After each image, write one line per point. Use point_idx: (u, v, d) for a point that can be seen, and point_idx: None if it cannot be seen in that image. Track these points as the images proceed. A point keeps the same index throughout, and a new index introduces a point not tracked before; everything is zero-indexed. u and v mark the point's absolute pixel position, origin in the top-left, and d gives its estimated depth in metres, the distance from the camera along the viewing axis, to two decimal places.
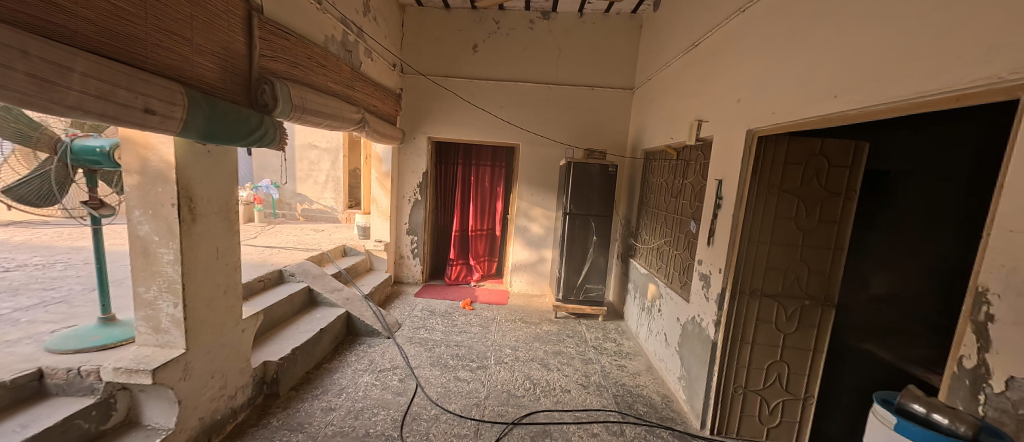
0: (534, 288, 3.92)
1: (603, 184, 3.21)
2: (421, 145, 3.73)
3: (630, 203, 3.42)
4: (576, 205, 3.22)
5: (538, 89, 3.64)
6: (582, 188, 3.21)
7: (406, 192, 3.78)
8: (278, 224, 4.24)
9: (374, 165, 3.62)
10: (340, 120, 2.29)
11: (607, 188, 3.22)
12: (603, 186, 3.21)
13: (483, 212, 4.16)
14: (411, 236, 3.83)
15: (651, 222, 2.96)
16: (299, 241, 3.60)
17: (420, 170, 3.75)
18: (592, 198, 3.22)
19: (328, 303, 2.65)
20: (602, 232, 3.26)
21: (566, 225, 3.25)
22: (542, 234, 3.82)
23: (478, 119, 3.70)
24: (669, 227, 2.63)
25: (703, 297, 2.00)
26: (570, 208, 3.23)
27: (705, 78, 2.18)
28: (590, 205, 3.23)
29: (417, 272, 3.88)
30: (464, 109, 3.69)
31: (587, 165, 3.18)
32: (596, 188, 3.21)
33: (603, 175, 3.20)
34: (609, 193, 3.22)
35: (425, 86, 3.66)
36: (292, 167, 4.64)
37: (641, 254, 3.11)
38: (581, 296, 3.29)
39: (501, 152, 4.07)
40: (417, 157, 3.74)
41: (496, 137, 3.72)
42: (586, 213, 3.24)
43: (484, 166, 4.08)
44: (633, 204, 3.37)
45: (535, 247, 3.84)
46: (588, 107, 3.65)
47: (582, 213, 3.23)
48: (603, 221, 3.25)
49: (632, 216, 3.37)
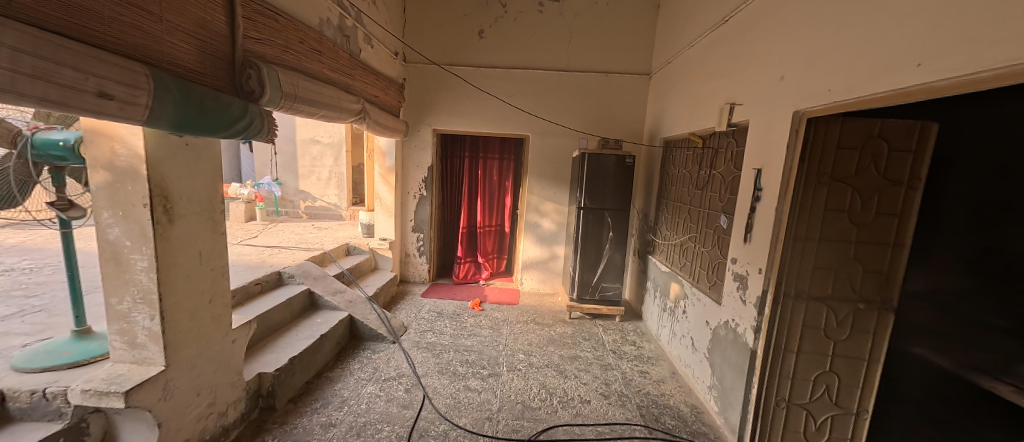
0: (546, 287, 3.74)
1: (620, 176, 3.01)
2: (426, 138, 3.55)
3: (648, 196, 3.21)
4: (591, 198, 3.02)
5: (548, 76, 3.43)
6: (597, 180, 3.00)
7: (410, 188, 3.62)
8: (281, 223, 4.11)
9: (377, 159, 3.45)
10: (338, 111, 2.11)
11: (623, 180, 3.01)
12: (620, 178, 3.01)
13: (491, 207, 3.97)
14: (417, 233, 3.67)
15: (673, 216, 2.75)
16: (302, 240, 3.46)
17: (425, 164, 3.58)
18: (608, 191, 3.01)
19: (330, 307, 2.50)
20: (619, 227, 3.06)
21: (581, 220, 3.06)
22: (554, 230, 3.64)
23: (485, 110, 3.50)
24: (694, 222, 2.42)
25: (739, 300, 1.80)
26: (585, 202, 3.03)
27: (738, 56, 1.95)
28: (605, 199, 3.03)
29: (424, 271, 3.73)
30: (470, 100, 3.50)
31: (602, 156, 2.98)
32: (612, 180, 3.01)
33: (620, 166, 2.99)
34: (625, 185, 3.02)
35: (429, 76, 3.47)
36: (294, 163, 4.50)
37: (662, 251, 2.90)
38: (597, 295, 3.10)
39: (510, 144, 3.87)
40: (422, 150, 3.57)
41: (504, 128, 3.52)
42: (601, 208, 3.04)
43: (492, 158, 3.89)
44: (651, 197, 3.15)
45: (546, 244, 3.66)
46: (601, 94, 3.43)
47: (597, 207, 3.03)
48: (619, 215, 3.05)
49: (650, 210, 3.16)
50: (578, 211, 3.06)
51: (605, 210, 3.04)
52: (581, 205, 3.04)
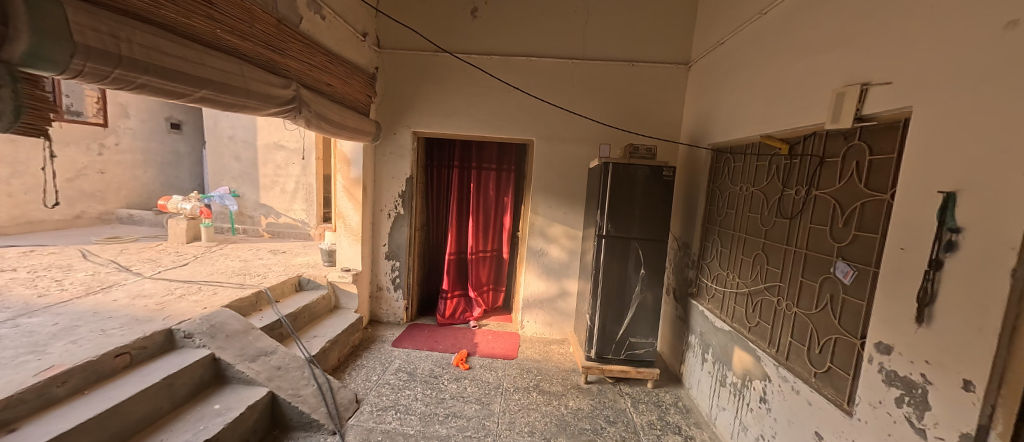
0: (553, 332, 2.96)
1: (654, 193, 2.24)
2: (404, 142, 2.83)
3: (689, 221, 2.45)
4: (615, 222, 2.26)
5: (559, 66, 2.72)
6: (624, 199, 2.24)
7: (384, 204, 2.88)
8: (230, 245, 3.38)
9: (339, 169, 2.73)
10: (244, 96, 1.38)
11: (659, 199, 2.24)
12: (654, 195, 2.24)
13: (486, 229, 3.22)
14: (391, 261, 2.92)
15: (733, 252, 1.97)
16: (242, 269, 2.71)
17: (403, 175, 2.85)
18: (638, 214, 2.25)
19: (243, 381, 1.73)
20: (652, 263, 2.29)
21: (602, 252, 2.30)
22: (564, 259, 2.87)
23: (478, 109, 2.79)
24: (776, 266, 1.64)
25: (904, 426, 1.01)
26: (608, 228, 2.27)
27: (871, 10, 1.21)
28: (633, 225, 2.26)
29: (399, 309, 2.97)
30: (460, 96, 2.79)
31: (631, 168, 2.23)
32: (644, 199, 2.24)
33: (655, 179, 2.23)
34: (662, 205, 2.25)
35: (408, 65, 2.76)
36: (255, 172, 3.78)
37: (714, 298, 2.12)
38: (623, 353, 2.32)
39: (510, 151, 3.12)
40: (399, 158, 2.84)
41: (501, 132, 2.80)
42: (629, 236, 2.28)
43: (487, 168, 3.13)
44: (694, 222, 2.38)
45: (555, 277, 2.90)
46: (625, 90, 2.70)
47: (623, 236, 2.27)
48: (653, 247, 2.28)
49: (693, 239, 2.39)
50: (599, 239, 2.30)
51: (633, 239, 2.28)
52: (601, 232, 2.28)
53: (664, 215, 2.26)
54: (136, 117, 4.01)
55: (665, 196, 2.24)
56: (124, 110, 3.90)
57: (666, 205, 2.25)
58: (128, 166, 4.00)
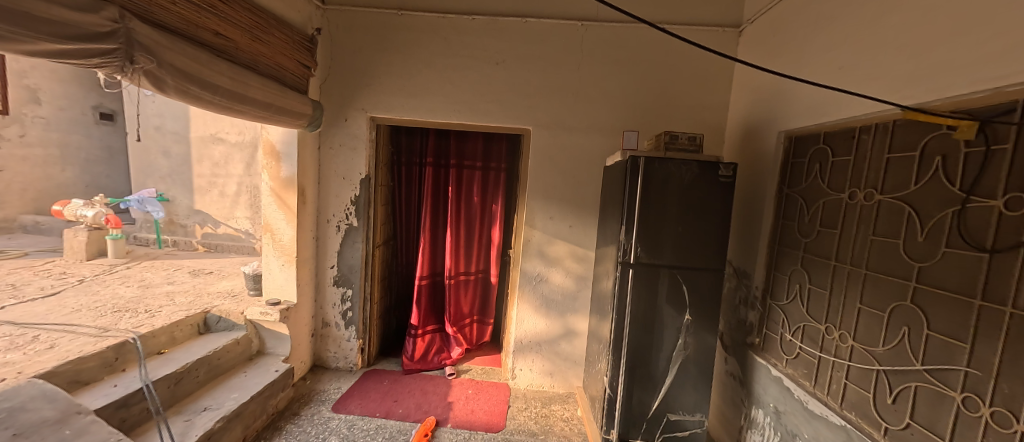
0: (555, 384, 2.24)
1: (705, 202, 1.50)
2: (357, 131, 2.11)
3: (749, 241, 1.74)
4: (650, 244, 1.52)
5: (565, 31, 2.03)
6: (661, 211, 1.51)
7: (330, 213, 2.17)
8: (145, 263, 2.65)
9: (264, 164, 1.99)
10: None
11: (713, 211, 1.51)
12: (706, 205, 1.50)
13: (469, 246, 2.51)
14: (340, 288, 2.21)
15: (839, 296, 1.27)
16: (131, 301, 1.98)
17: (357, 176, 2.15)
18: (683, 233, 1.52)
19: None
20: (702, 305, 1.56)
21: (629, 289, 1.55)
22: (570, 289, 2.16)
23: (457, 87, 2.09)
24: (952, 334, 0.92)
25: None
26: (637, 252, 1.53)
27: None
28: (674, 250, 1.53)
29: (351, 351, 2.24)
30: (431, 69, 2.08)
31: (675, 164, 1.49)
32: (691, 211, 1.50)
33: (705, 181, 1.49)
34: (718, 220, 1.51)
35: (362, 27, 2.06)
36: (188, 171, 3.06)
37: (801, 362, 1.41)
38: (657, 435, 1.60)
39: (498, 145, 2.42)
40: (351, 152, 2.13)
41: (487, 119, 2.10)
42: (669, 266, 1.54)
43: (469, 167, 2.42)
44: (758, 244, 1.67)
45: (558, 312, 2.19)
46: (653, 63, 2.01)
47: (661, 266, 1.54)
48: (704, 282, 1.55)
49: (756, 268, 1.68)
50: (623, 270, 1.55)
51: (674, 272, 1.54)
52: (627, 260, 1.54)
53: (721, 235, 1.52)
54: (49, 104, 3.29)
55: (722, 206, 1.51)
56: (32, 95, 3.19)
57: (725, 219, 1.51)
58: (38, 163, 3.28)
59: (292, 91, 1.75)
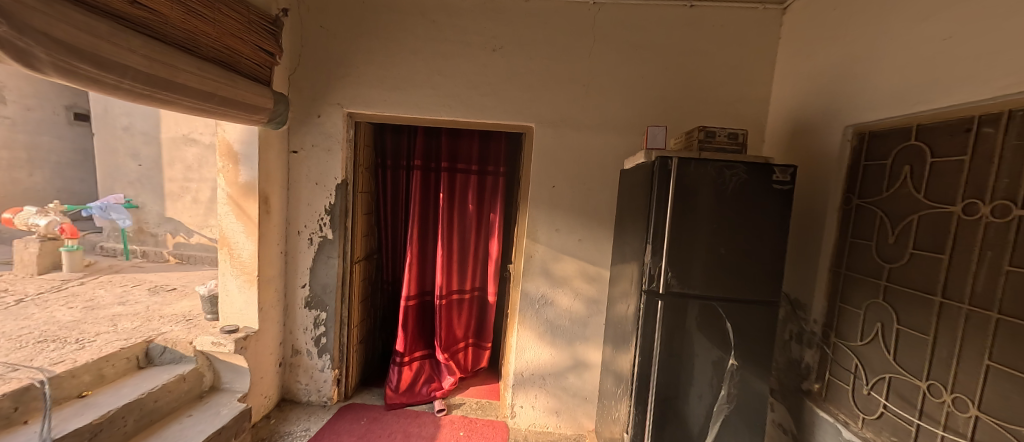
0: (561, 424, 1.91)
1: (755, 216, 1.17)
2: (332, 129, 1.82)
3: (804, 262, 1.40)
4: (685, 269, 1.18)
5: (573, 10, 1.72)
6: (699, 227, 1.17)
7: (300, 224, 1.87)
8: (103, 278, 2.38)
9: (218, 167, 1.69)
10: None
11: (767, 227, 1.16)
12: (757, 219, 1.16)
13: (463, 260, 2.21)
14: (312, 310, 1.91)
15: (949, 347, 0.93)
16: (65, 327, 1.70)
17: (332, 181, 1.85)
18: (728, 255, 1.17)
19: None
20: (753, 348, 1.21)
21: (657, 327, 1.21)
22: (579, 313, 1.84)
23: (446, 78, 1.79)
24: None
25: None
26: (668, 279, 1.19)
27: None
28: (717, 277, 1.19)
29: (325, 383, 1.93)
30: (417, 56, 1.78)
31: (717, 166, 1.15)
32: (737, 227, 1.17)
33: (756, 188, 1.15)
34: (775, 239, 1.17)
35: (337, 8, 1.77)
36: (159, 176, 2.79)
37: (887, 426, 1.07)
38: None
39: (496, 145, 2.11)
40: (325, 153, 1.84)
41: (482, 115, 1.80)
42: (709, 297, 1.20)
43: (463, 171, 2.12)
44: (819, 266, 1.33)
45: (565, 341, 1.86)
46: (678, 48, 1.70)
47: (700, 298, 1.19)
48: (755, 318, 1.20)
49: (817, 297, 1.34)
50: (651, 302, 1.21)
51: (717, 305, 1.19)
52: (657, 290, 1.20)
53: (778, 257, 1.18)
54: (14, 104, 3.05)
55: (778, 220, 1.16)
56: None
57: (782, 238, 1.17)
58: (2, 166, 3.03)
59: (246, 78, 1.45)
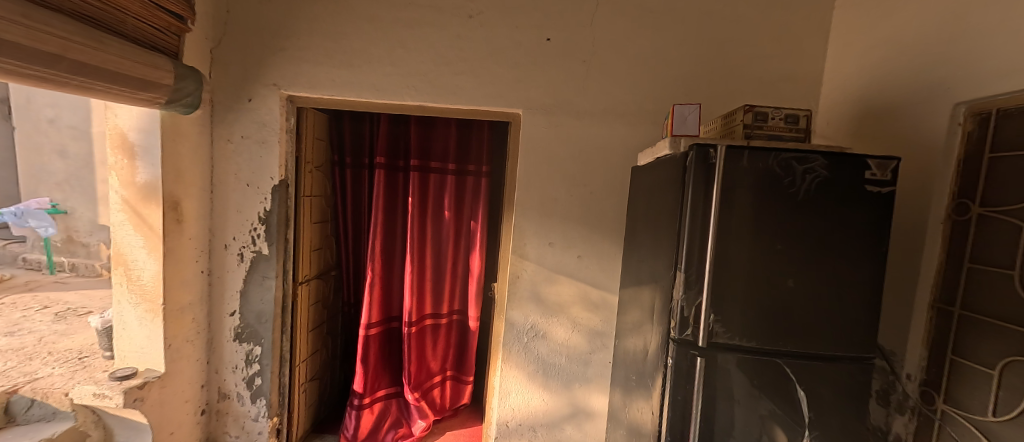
0: None
1: (840, 232, 0.78)
2: (267, 116, 1.44)
3: (897, 292, 1.02)
4: (736, 313, 0.79)
5: None
6: (757, 250, 0.78)
7: (228, 236, 1.49)
8: (6, 299, 1.97)
9: (110, 165, 1.31)
10: None
11: (855, 249, 0.79)
12: (842, 238, 0.78)
13: (438, 278, 1.82)
14: (243, 344, 1.51)
15: None
16: None
17: (267, 182, 1.46)
18: (799, 292, 0.79)
19: None
20: (841, 430, 0.81)
21: (696, 399, 0.81)
22: (579, 349, 1.45)
23: (411, 52, 1.42)
24: None
25: None
26: (713, 327, 0.79)
27: None
28: (782, 323, 0.79)
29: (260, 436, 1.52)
30: (373, 25, 1.41)
31: (782, 157, 0.77)
32: (813, 250, 0.78)
33: (842, 192, 0.77)
34: (867, 267, 0.79)
35: None
36: (90, 177, 2.40)
37: None
38: None
39: (477, 139, 1.74)
40: (258, 147, 1.45)
41: (456, 99, 1.42)
42: (770, 353, 0.80)
43: (437, 170, 1.74)
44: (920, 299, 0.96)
45: (561, 383, 1.48)
46: (703, 14, 1.34)
47: (757, 354, 0.80)
48: (842, 385, 0.80)
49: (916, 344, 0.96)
50: (689, 360, 0.81)
51: (784, 364, 0.80)
52: (701, 347, 0.80)
53: (874, 294, 0.80)
54: None
55: (871, 238, 0.79)
56: None
57: (878, 265, 0.79)
58: None
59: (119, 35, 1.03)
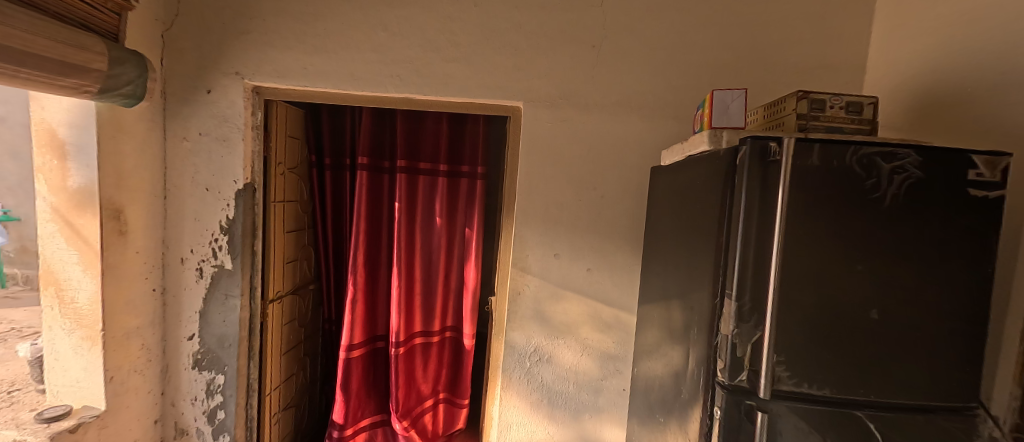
0: None
1: (936, 249, 0.61)
2: (229, 109, 1.25)
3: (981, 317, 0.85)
4: (803, 353, 0.62)
5: None
6: (830, 272, 0.61)
7: (185, 248, 1.30)
8: None
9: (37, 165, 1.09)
10: None
11: (956, 270, 0.61)
12: (939, 255, 0.61)
13: (429, 292, 1.64)
14: (204, 372, 1.31)
15: None
16: None
17: (230, 186, 1.27)
18: (883, 326, 0.61)
19: None
20: None
21: None
22: (589, 374, 1.28)
23: (395, 36, 1.23)
24: None
25: None
26: (773, 371, 0.62)
27: None
28: (865, 366, 0.62)
29: None
30: (351, 5, 1.23)
31: (860, 153, 0.60)
32: (901, 271, 0.61)
33: (939, 196, 0.60)
34: (971, 294, 0.62)
35: None
36: None
37: None
38: None
39: (472, 137, 1.56)
40: (219, 145, 1.26)
41: (448, 90, 1.24)
42: (846, 402, 0.63)
43: (427, 172, 1.56)
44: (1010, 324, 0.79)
45: (569, 414, 1.30)
46: None
47: (830, 406, 0.62)
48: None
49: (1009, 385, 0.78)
50: (742, 413, 0.64)
51: (866, 417, 0.62)
52: (760, 397, 0.62)
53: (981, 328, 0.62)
54: None
55: (977, 256, 0.61)
56: None
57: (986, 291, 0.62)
58: None
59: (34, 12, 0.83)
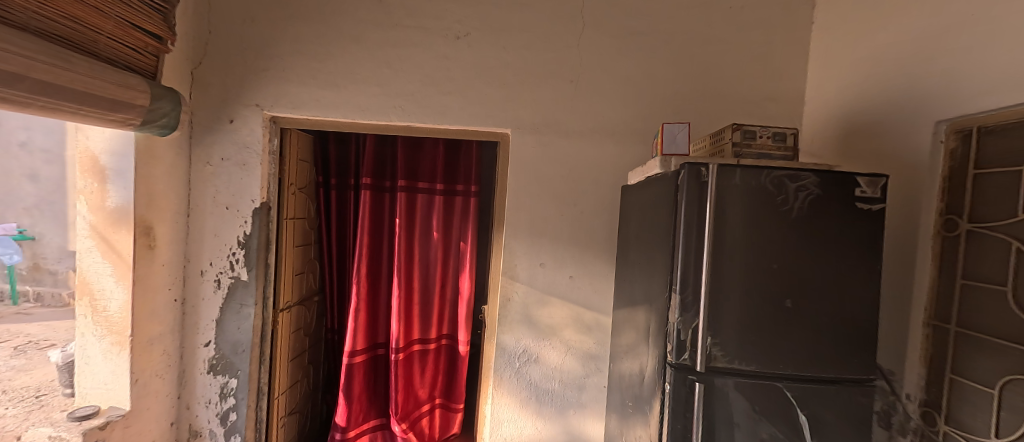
0: None
1: (833, 251, 0.77)
2: (249, 137, 1.41)
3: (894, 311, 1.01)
4: (731, 336, 0.76)
5: None
6: (750, 269, 0.76)
7: (205, 261, 1.42)
8: None
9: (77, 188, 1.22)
10: None
11: (851, 267, 0.77)
12: (838, 256, 0.77)
13: (426, 301, 1.76)
14: (218, 376, 1.42)
15: None
16: None
17: (248, 204, 1.41)
18: (795, 312, 0.76)
19: None
20: None
21: (697, 427, 0.77)
22: (571, 373, 1.40)
23: (398, 73, 1.41)
24: None
25: None
26: (708, 350, 0.77)
27: None
28: (782, 345, 0.76)
29: None
30: (360, 46, 1.40)
31: (771, 176, 0.76)
32: (806, 267, 0.76)
33: (834, 208, 0.77)
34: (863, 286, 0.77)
35: None
36: None
37: None
38: None
39: (466, 159, 1.72)
40: (239, 169, 1.41)
41: (445, 119, 1.41)
42: (770, 376, 0.77)
43: (425, 190, 1.72)
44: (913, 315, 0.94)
45: (555, 410, 1.41)
46: (686, 36, 1.37)
47: (755, 378, 0.76)
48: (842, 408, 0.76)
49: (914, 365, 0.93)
50: (686, 386, 0.77)
51: (785, 388, 0.76)
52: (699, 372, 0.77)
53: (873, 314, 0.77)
54: None
55: (866, 255, 0.77)
56: None
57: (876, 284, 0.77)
58: None
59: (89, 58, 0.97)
